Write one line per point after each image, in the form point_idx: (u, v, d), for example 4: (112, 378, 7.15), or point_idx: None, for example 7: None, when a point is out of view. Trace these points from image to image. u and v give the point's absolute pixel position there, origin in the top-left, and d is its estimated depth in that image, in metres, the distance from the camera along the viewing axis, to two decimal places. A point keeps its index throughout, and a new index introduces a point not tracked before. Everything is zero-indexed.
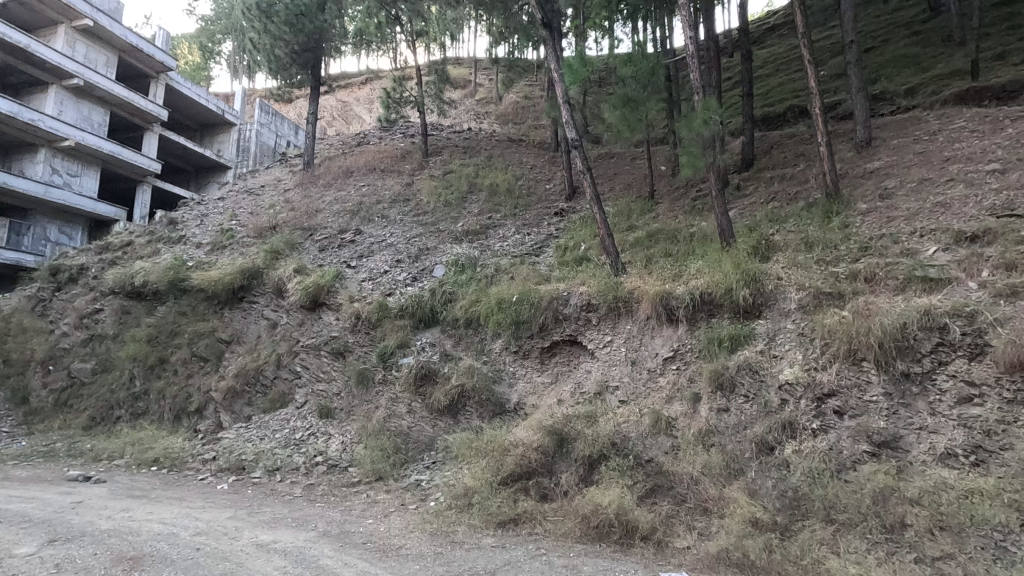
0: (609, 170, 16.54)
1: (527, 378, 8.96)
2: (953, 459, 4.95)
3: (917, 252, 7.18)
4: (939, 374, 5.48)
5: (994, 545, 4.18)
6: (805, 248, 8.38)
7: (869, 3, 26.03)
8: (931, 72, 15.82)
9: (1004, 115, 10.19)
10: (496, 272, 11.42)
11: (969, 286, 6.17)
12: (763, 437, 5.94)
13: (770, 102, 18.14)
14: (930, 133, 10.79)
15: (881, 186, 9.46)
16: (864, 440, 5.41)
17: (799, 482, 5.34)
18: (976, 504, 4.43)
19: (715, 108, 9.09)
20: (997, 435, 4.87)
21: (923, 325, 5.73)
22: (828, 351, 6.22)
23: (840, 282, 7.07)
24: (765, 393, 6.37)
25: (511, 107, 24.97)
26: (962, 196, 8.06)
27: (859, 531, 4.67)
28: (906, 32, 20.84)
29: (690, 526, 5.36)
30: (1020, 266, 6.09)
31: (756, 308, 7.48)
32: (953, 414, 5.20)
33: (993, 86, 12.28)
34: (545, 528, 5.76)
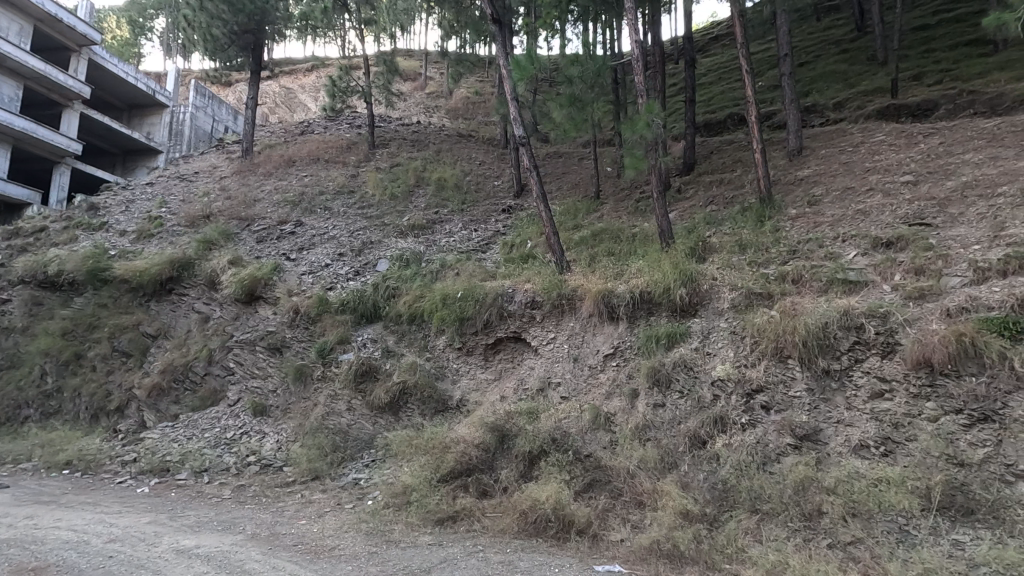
0: (556, 169, 16.69)
1: (470, 374, 8.91)
2: (866, 450, 5.24)
3: (839, 256, 7.63)
4: (855, 371, 5.81)
5: (898, 529, 4.49)
6: (738, 251, 8.75)
7: (804, 20, 27.53)
8: (857, 88, 16.87)
9: (917, 131, 11.00)
10: (441, 268, 11.32)
11: (883, 288, 6.60)
12: (696, 431, 6.14)
13: (712, 109, 18.84)
14: (853, 145, 11.50)
15: (809, 194, 10.00)
16: (788, 434, 5.64)
17: (728, 475, 5.54)
18: (883, 492, 4.74)
19: (657, 112, 9.29)
20: (904, 427, 5.20)
21: (842, 325, 6.08)
22: (757, 349, 6.50)
23: (769, 283, 7.42)
24: (699, 389, 6.59)
25: (462, 102, 24.83)
26: (880, 204, 8.62)
27: (781, 519, 4.90)
28: (834, 50, 22.14)
29: (625, 519, 5.48)
30: (927, 271, 6.57)
31: (692, 307, 7.74)
32: (866, 408, 5.52)
33: (910, 104, 13.22)
34: (484, 524, 5.74)
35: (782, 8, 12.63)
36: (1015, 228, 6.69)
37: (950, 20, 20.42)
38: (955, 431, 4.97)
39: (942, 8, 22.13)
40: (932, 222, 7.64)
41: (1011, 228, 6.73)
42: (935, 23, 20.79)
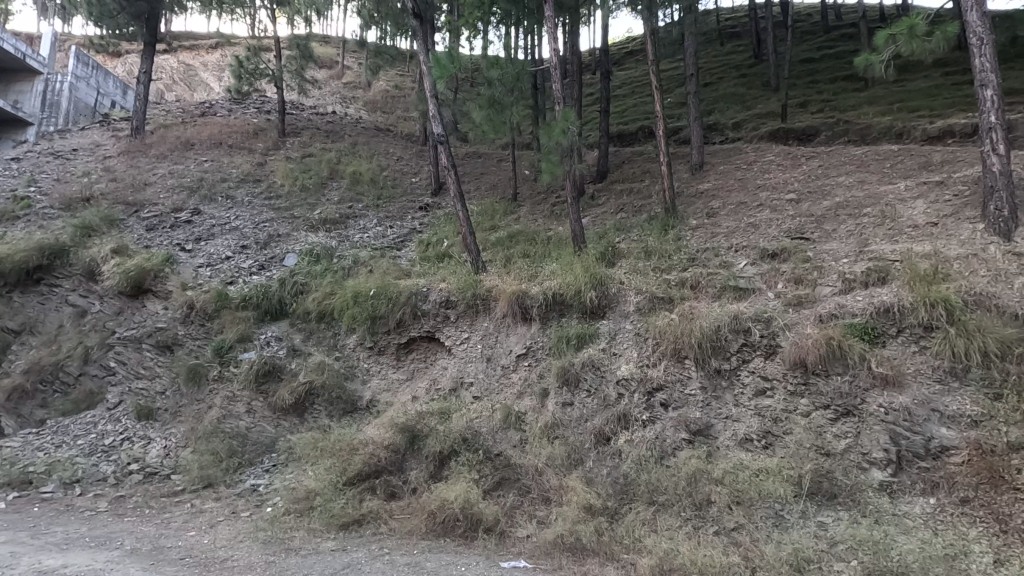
0: (475, 169, 16.74)
1: (381, 374, 8.70)
2: (749, 443, 5.69)
3: (732, 265, 8.29)
4: (743, 370, 6.33)
5: (775, 514, 4.92)
6: (644, 257, 9.26)
7: (709, 44, 29.59)
8: (753, 110, 18.39)
9: (801, 154, 12.18)
10: (353, 265, 11.01)
11: (768, 295, 7.25)
12: (601, 429, 6.41)
13: (625, 120, 19.75)
14: (748, 163, 12.52)
15: (709, 206, 10.77)
16: (683, 429, 6.03)
17: (629, 469, 5.83)
18: (763, 481, 5.18)
19: (573, 120, 9.58)
20: (782, 421, 5.72)
21: (732, 328, 6.62)
22: (658, 350, 6.90)
23: (671, 288, 7.91)
24: (605, 388, 6.88)
25: (381, 95, 24.22)
26: (768, 219, 9.46)
27: (674, 510, 5.23)
28: (734, 75, 23.96)
29: (532, 515, 5.60)
30: (805, 280, 7.30)
31: (601, 310, 8.08)
32: (751, 404, 6.02)
33: (796, 128, 14.61)
34: (390, 527, 5.65)
35: (689, 31, 13.52)
36: (876, 245, 7.59)
37: (830, 56, 22.79)
38: (823, 423, 5.53)
39: (825, 44, 24.66)
40: (810, 237, 8.50)
41: (872, 245, 7.63)
42: (818, 58, 23.13)
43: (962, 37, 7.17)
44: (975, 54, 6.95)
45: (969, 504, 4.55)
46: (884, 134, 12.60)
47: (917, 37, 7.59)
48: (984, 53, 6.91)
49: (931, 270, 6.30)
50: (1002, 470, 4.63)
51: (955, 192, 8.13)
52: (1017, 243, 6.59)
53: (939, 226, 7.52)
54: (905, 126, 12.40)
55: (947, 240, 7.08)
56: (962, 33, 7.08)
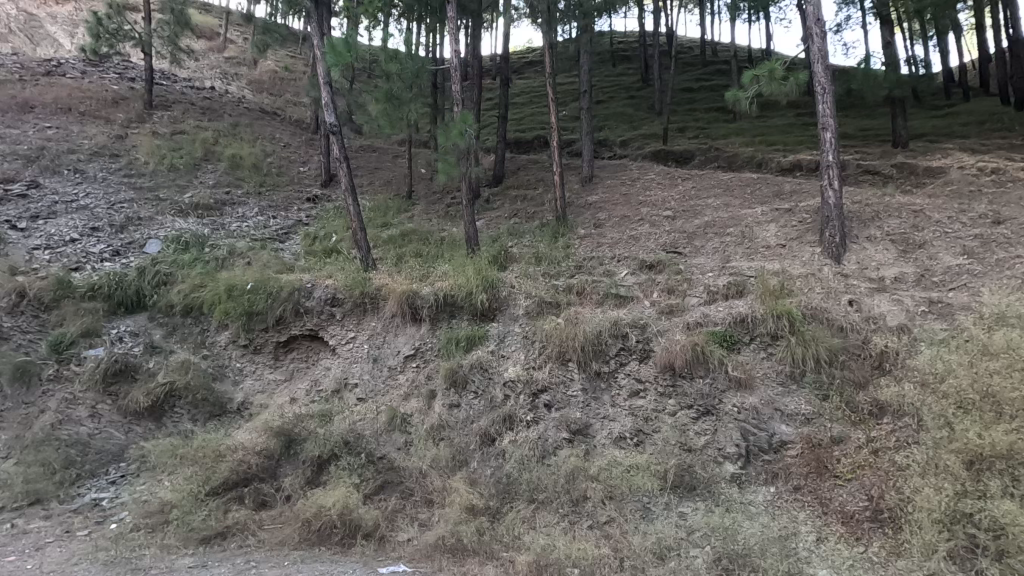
0: (369, 164, 16.21)
1: (256, 375, 8.10)
2: (623, 441, 6.01)
3: (614, 274, 8.82)
4: (620, 372, 6.74)
5: (643, 507, 5.22)
6: (534, 262, 9.55)
7: (602, 64, 31.28)
8: (638, 131, 19.74)
9: (678, 174, 13.28)
10: (228, 256, 10.16)
11: (645, 303, 7.81)
12: (487, 430, 6.48)
13: (522, 128, 20.26)
14: (632, 179, 13.41)
15: (596, 217, 11.38)
16: (564, 429, 6.25)
17: (511, 469, 5.94)
18: (634, 476, 5.47)
19: (471, 122, 9.61)
20: (652, 420, 6.12)
21: (612, 333, 7.04)
22: (544, 352, 7.14)
23: (558, 294, 8.25)
24: (492, 389, 6.97)
25: (268, 75, 22.61)
26: (647, 233, 10.19)
27: (553, 507, 5.40)
28: (624, 96, 25.56)
29: (413, 518, 5.51)
30: (676, 290, 7.96)
31: (491, 312, 8.20)
32: (626, 404, 6.38)
33: (674, 151, 15.91)
34: (259, 538, 5.28)
35: (584, 50, 14.19)
36: (737, 261, 8.49)
37: (706, 88, 25.11)
38: (687, 422, 5.97)
39: (702, 77, 27.13)
40: (683, 251, 9.28)
41: (733, 261, 8.52)
42: (696, 88, 25.40)
43: (810, 84, 8.25)
44: (819, 101, 8.04)
45: (801, 490, 5.00)
46: (747, 163, 14.12)
47: (776, 79, 8.63)
48: (826, 100, 8.01)
49: (779, 285, 7.14)
50: (826, 460, 5.13)
51: (800, 219, 9.29)
52: (844, 265, 7.69)
53: (787, 248, 8.54)
54: (764, 157, 13.99)
55: (792, 260, 8.07)
56: (810, 81, 8.15)
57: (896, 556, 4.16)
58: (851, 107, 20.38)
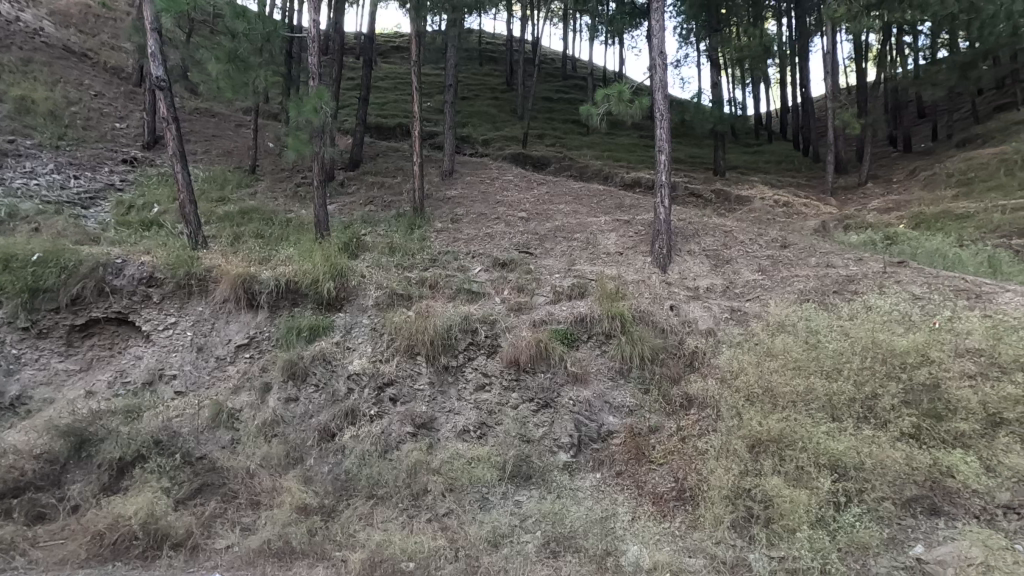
0: (205, 129, 14.44)
1: (39, 364, 6.78)
2: (467, 434, 6.04)
3: (467, 270, 8.93)
4: (467, 366, 6.84)
5: (481, 497, 5.28)
6: (388, 252, 9.31)
7: (469, 61, 31.54)
8: (500, 132, 20.28)
9: (535, 178, 13.90)
10: (8, 219, 8.36)
11: (495, 300, 8.03)
12: (327, 425, 6.14)
13: (385, 114, 19.65)
14: (491, 178, 13.74)
15: (454, 212, 11.44)
16: (409, 423, 6.13)
17: (350, 465, 5.70)
18: (475, 467, 5.52)
19: (327, 100, 9.01)
20: (495, 413, 6.25)
21: (461, 328, 7.15)
22: (393, 345, 6.99)
23: (410, 286, 8.14)
24: (334, 382, 6.62)
25: (77, 8, 19.00)
26: (502, 231, 10.49)
27: (392, 502, 5.25)
28: (488, 96, 26.02)
29: (235, 523, 5.03)
30: (525, 289, 8.32)
31: (338, 302, 7.82)
32: (472, 398, 6.46)
33: (532, 155, 16.60)
34: (32, 558, 4.49)
35: (452, 44, 14.14)
36: (581, 264, 9.12)
37: (564, 100, 26.60)
38: (527, 414, 6.20)
39: (561, 89, 28.66)
40: (533, 252, 9.72)
41: (578, 264, 9.13)
42: (556, 99, 26.81)
43: (651, 110, 9.16)
44: (658, 126, 8.95)
45: (621, 475, 5.45)
46: (596, 175, 15.24)
47: (624, 101, 9.41)
48: (663, 127, 8.95)
49: (615, 289, 7.81)
50: (644, 448, 5.62)
51: (637, 230, 10.28)
52: (668, 274, 8.69)
53: (623, 255, 9.38)
54: (610, 171, 15.24)
55: (627, 267, 8.88)
56: (652, 107, 9.05)
57: (693, 528, 4.52)
58: (684, 136, 23.08)
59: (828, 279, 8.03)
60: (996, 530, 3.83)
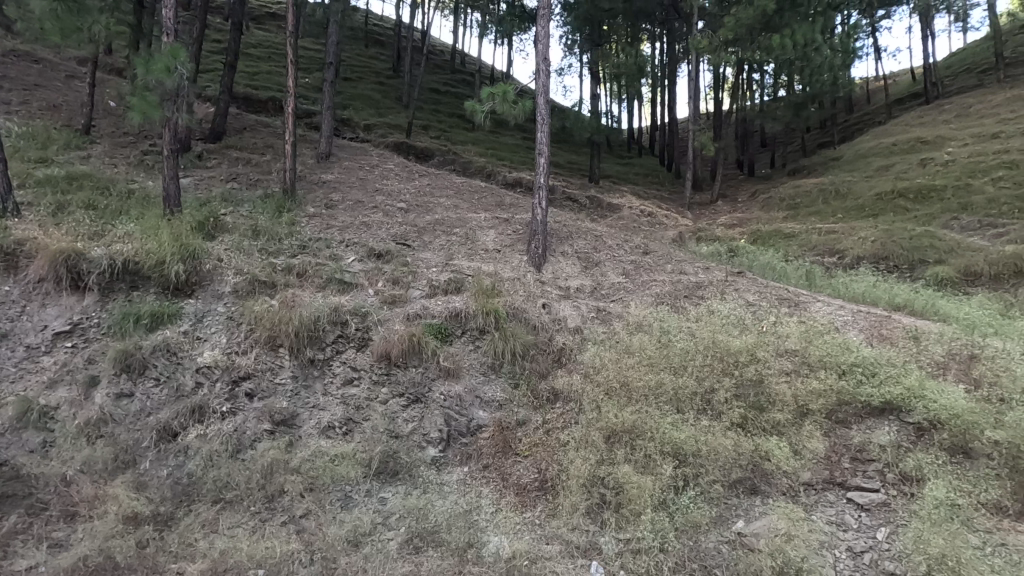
0: (24, 77, 12.22)
1: None
2: (331, 431, 5.70)
3: (340, 259, 8.52)
4: (335, 360, 6.52)
5: (343, 496, 5.02)
6: (250, 235, 8.59)
7: (354, 41, 30.19)
8: (384, 119, 19.67)
9: (416, 170, 13.67)
10: None
11: (368, 291, 7.76)
12: (167, 424, 5.47)
13: (255, 85, 18.13)
14: (370, 166, 13.26)
15: (328, 197, 10.87)
16: (266, 420, 5.67)
17: (195, 467, 5.14)
18: (338, 465, 5.24)
19: (185, 61, 8.07)
20: (363, 409, 5.98)
21: (330, 320, 6.83)
22: (251, 336, 6.47)
23: (274, 273, 7.59)
24: (179, 376, 5.95)
25: None
26: (379, 221, 10.16)
27: (242, 506, 4.81)
28: (372, 80, 25.06)
29: (42, 539, 4.31)
30: (401, 282, 8.13)
31: (188, 287, 7.09)
32: (338, 393, 6.14)
33: (416, 146, 16.29)
34: None
35: (334, 20, 13.39)
36: (459, 259, 9.13)
37: (451, 94, 26.46)
38: (397, 409, 6.02)
39: (449, 83, 28.46)
40: (411, 244, 9.53)
41: (455, 259, 9.12)
42: (443, 91, 26.61)
43: (533, 113, 9.42)
44: (539, 129, 9.23)
45: (488, 468, 5.48)
46: (478, 171, 15.36)
47: (508, 101, 9.57)
48: (544, 130, 9.25)
49: (490, 286, 7.93)
50: (511, 441, 5.73)
51: (514, 229, 10.54)
52: (542, 273, 9.01)
53: (501, 253, 9.55)
54: (492, 169, 15.45)
55: (504, 264, 9.05)
56: (534, 111, 9.31)
57: (551, 516, 4.70)
58: (564, 142, 24.13)
59: (681, 284, 8.85)
60: (797, 506, 4.34)
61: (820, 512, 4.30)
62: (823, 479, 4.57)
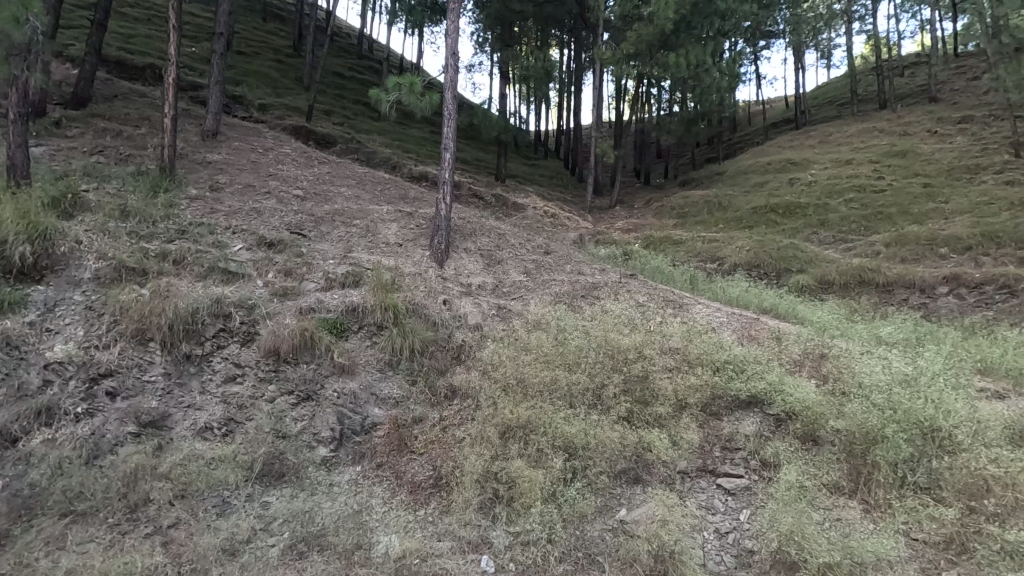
0: None
1: None
2: (209, 432, 5.26)
3: (225, 246, 7.90)
4: (215, 356, 6.03)
5: (220, 502, 4.65)
6: (118, 216, 7.73)
7: (249, 14, 28.11)
8: (281, 100, 18.52)
9: (315, 156, 13.02)
10: None
11: (256, 282, 7.28)
12: (4, 428, 4.76)
13: (130, 50, 16.30)
14: (263, 148, 12.42)
15: (213, 179, 10.05)
16: (130, 422, 5.10)
17: (39, 476, 4.52)
18: (213, 469, 4.84)
19: (39, 13, 7.06)
20: (246, 408, 5.57)
21: (211, 312, 6.34)
22: (115, 330, 5.82)
23: (147, 259, 6.89)
24: (23, 373, 5.21)
25: None
26: (271, 208, 9.54)
27: (98, 518, 4.29)
28: (269, 57, 23.49)
29: None
30: (293, 273, 7.69)
31: (37, 272, 6.28)
32: (218, 391, 5.67)
33: (316, 131, 15.49)
34: None
35: None
36: (358, 252, 8.81)
37: (357, 80, 25.49)
38: (285, 408, 5.67)
39: (354, 68, 27.42)
40: (307, 234, 9.05)
41: (354, 252, 8.80)
42: (347, 76, 25.58)
43: (440, 107, 9.31)
44: (445, 124, 9.14)
45: (382, 466, 5.34)
46: (383, 162, 14.93)
47: (415, 93, 9.37)
48: (450, 125, 9.18)
49: (390, 281, 7.74)
50: (407, 439, 5.62)
51: (418, 224, 10.37)
52: (444, 269, 8.94)
53: (402, 247, 9.35)
54: (397, 161, 15.10)
55: (405, 259, 8.87)
56: (441, 105, 9.20)
57: (444, 512, 4.68)
58: (471, 138, 24.14)
59: (579, 285, 9.19)
60: (673, 493, 4.66)
61: (693, 497, 4.67)
62: (697, 467, 4.96)
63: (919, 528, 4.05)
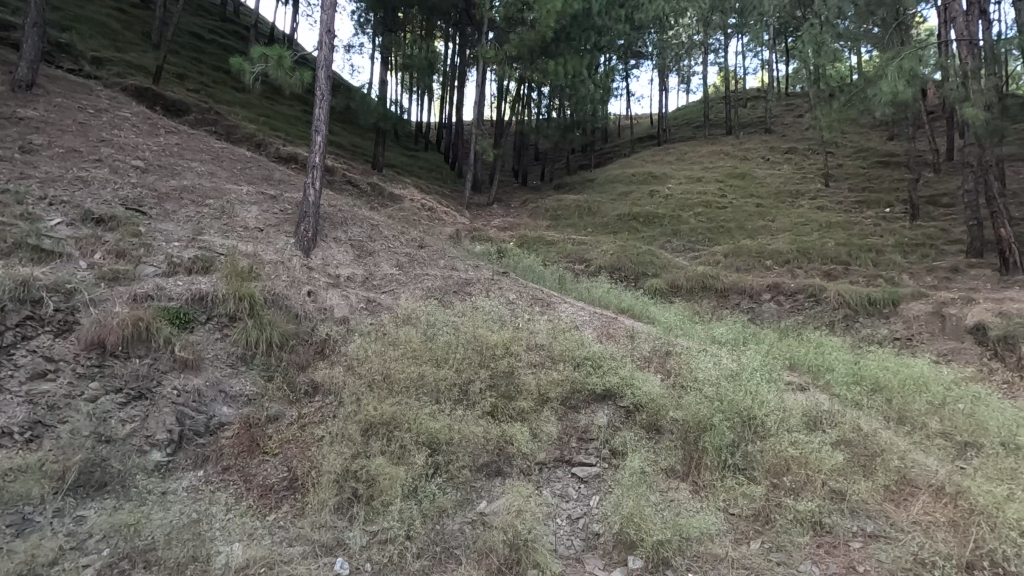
0: None
1: None
2: (6, 438, 4.44)
3: (38, 219, 6.74)
4: (18, 349, 5.12)
5: (18, 521, 3.96)
6: None
7: None
8: (121, 55, 16.20)
9: (162, 124, 11.58)
10: None
11: (78, 264, 6.32)
12: None
13: None
14: (95, 109, 10.78)
15: (26, 139, 8.52)
16: None
17: None
18: (10, 482, 4.10)
19: None
20: (58, 409, 4.79)
21: (15, 297, 5.39)
22: None
23: None
24: None
25: None
26: (102, 179, 8.31)
27: None
28: (108, 4, 20.43)
29: None
30: (128, 256, 6.79)
31: None
32: (21, 390, 4.81)
33: (165, 96, 13.79)
34: None
35: None
36: (209, 234, 8.00)
37: (218, 44, 23.11)
38: (110, 408, 4.96)
39: (216, 31, 24.84)
40: (147, 211, 8.03)
41: (205, 234, 7.97)
42: (207, 39, 23.11)
43: (312, 87, 8.75)
44: (317, 104, 8.61)
45: (228, 470, 4.91)
46: (245, 138, 13.70)
47: (283, 68, 8.69)
48: (322, 106, 8.67)
49: (246, 268, 7.13)
50: (258, 439, 5.21)
51: (282, 208, 9.67)
52: (310, 259, 8.44)
53: (263, 232, 8.66)
54: (263, 139, 13.95)
55: (266, 245, 8.23)
56: (313, 84, 8.65)
57: (298, 516, 4.44)
58: (348, 122, 23.07)
59: (452, 280, 9.21)
60: (530, 484, 4.86)
61: (549, 487, 4.92)
62: (555, 458, 5.24)
63: (734, 504, 4.65)
